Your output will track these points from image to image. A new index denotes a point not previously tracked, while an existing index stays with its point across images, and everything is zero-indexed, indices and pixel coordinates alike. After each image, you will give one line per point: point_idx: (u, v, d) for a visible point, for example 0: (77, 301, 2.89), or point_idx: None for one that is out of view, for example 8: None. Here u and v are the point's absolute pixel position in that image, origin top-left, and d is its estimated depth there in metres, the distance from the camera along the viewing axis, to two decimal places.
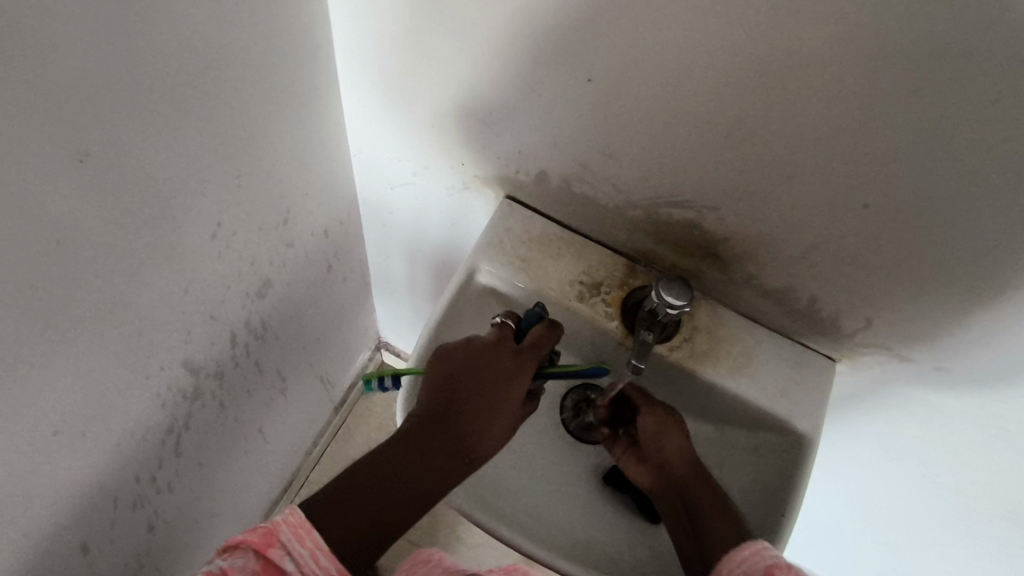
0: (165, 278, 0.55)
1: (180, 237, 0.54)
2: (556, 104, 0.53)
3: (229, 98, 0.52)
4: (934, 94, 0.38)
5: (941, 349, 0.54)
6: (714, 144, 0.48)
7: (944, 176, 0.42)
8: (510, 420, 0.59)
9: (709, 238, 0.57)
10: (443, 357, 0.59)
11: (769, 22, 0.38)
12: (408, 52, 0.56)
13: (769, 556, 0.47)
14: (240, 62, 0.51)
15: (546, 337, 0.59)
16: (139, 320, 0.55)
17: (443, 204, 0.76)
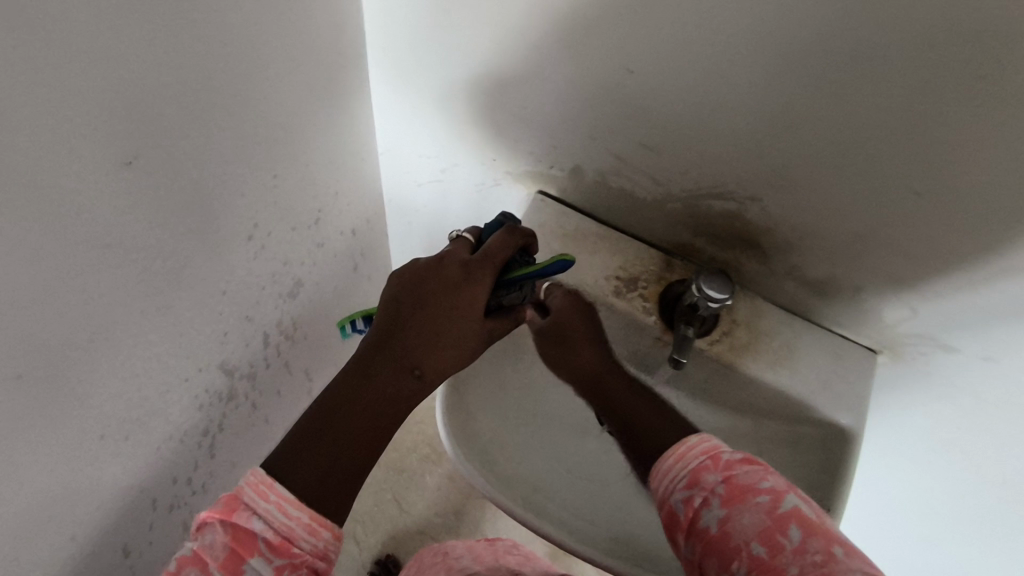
0: (208, 279, 0.55)
1: (222, 237, 0.54)
2: (595, 97, 0.53)
3: (269, 97, 0.52)
4: (991, 80, 0.37)
5: (989, 339, 0.54)
6: (759, 135, 0.48)
7: (997, 163, 0.42)
8: (465, 332, 0.56)
9: (749, 230, 0.57)
10: (394, 280, 0.58)
11: (822, 13, 0.38)
12: (445, 49, 0.56)
13: (690, 461, 0.47)
14: (279, 62, 0.51)
15: (498, 242, 0.56)
16: (183, 322, 0.55)
17: (473, 202, 0.76)
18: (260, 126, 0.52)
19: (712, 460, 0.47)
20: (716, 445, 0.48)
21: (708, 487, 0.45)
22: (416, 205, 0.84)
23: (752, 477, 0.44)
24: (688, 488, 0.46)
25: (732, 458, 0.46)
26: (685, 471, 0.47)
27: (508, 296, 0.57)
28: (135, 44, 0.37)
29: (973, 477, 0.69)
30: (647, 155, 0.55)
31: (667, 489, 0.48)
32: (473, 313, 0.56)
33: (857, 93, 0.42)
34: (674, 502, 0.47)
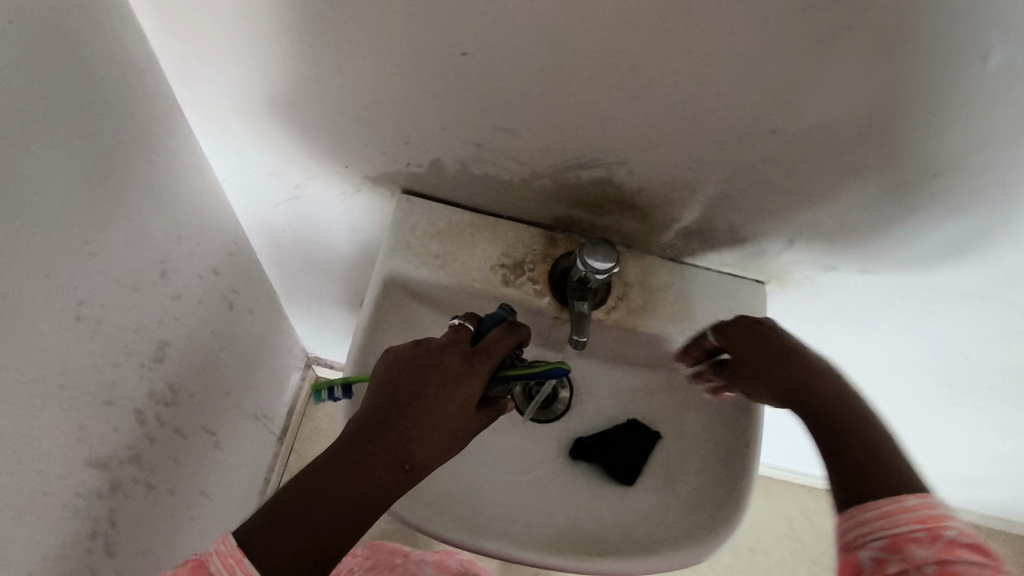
0: (35, 378, 0.47)
1: (39, 329, 0.46)
2: (432, 86, 0.48)
3: (47, 154, 0.43)
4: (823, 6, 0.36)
5: (865, 254, 0.56)
6: (609, 99, 0.46)
7: (844, 87, 0.41)
8: (457, 430, 0.50)
9: (622, 193, 0.55)
10: (391, 361, 0.52)
11: None
12: (253, 58, 0.49)
13: (939, 527, 0.40)
14: (50, 110, 0.43)
15: (501, 336, 0.53)
16: (14, 436, 0.46)
17: (338, 213, 0.70)
18: (46, 194, 0.44)
19: (930, 533, 0.39)
20: (938, 515, 0.40)
21: (916, 562, 0.39)
22: (279, 227, 0.77)
23: (970, 566, 0.38)
24: (889, 554, 0.40)
25: (953, 540, 0.39)
26: (886, 532, 0.41)
27: (495, 389, 0.55)
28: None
29: (867, 367, 0.75)
30: (503, 137, 0.52)
31: (859, 540, 0.42)
32: (466, 410, 0.51)
33: (693, 43, 0.40)
34: (862, 560, 0.41)
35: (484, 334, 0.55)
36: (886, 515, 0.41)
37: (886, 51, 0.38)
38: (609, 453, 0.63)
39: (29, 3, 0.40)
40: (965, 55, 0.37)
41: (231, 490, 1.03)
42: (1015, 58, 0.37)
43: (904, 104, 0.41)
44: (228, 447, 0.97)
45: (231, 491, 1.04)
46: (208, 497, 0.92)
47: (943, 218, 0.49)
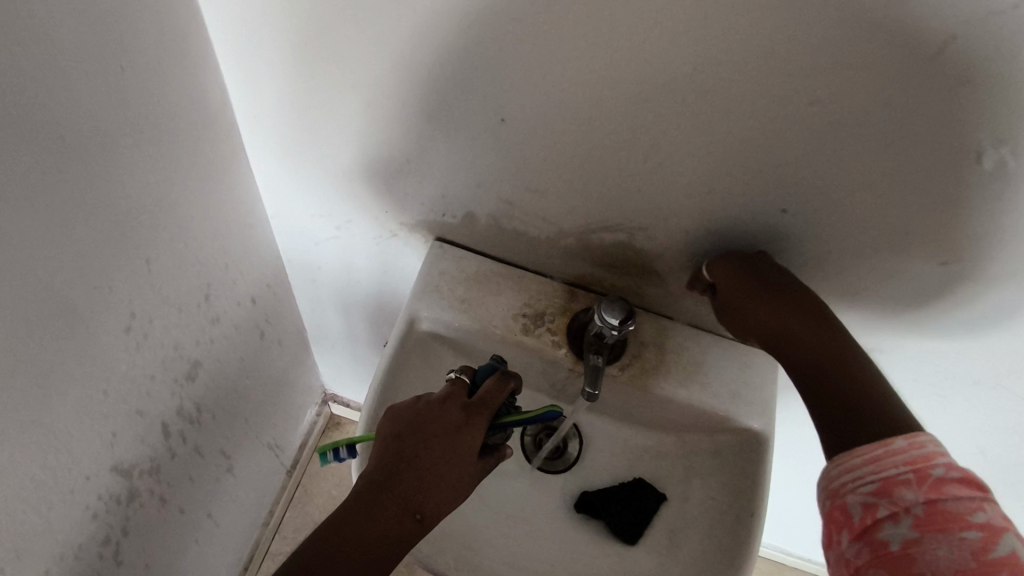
0: (81, 381, 0.51)
1: (92, 335, 0.50)
2: (471, 145, 0.53)
3: (121, 176, 0.48)
4: (830, 102, 0.39)
5: (878, 334, 0.57)
6: (632, 168, 0.50)
7: (849, 175, 0.44)
8: (463, 478, 0.53)
9: (642, 255, 0.59)
10: (394, 417, 0.55)
11: (659, 58, 0.40)
12: (314, 107, 0.55)
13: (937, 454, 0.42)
14: (131, 143, 0.48)
15: (497, 387, 0.56)
16: (54, 434, 0.50)
17: (372, 254, 0.74)
18: (115, 211, 0.49)
19: (918, 475, 0.41)
20: (928, 453, 0.42)
21: (902, 503, 0.40)
22: (317, 264, 0.81)
23: (964, 506, 0.39)
24: (878, 496, 0.41)
25: (943, 478, 0.40)
26: (876, 477, 0.42)
27: (494, 436, 0.57)
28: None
29: None
30: (532, 195, 0.56)
31: (843, 485, 0.43)
32: (471, 458, 0.53)
33: (712, 122, 0.43)
34: (851, 504, 0.43)
35: (480, 385, 0.57)
36: (893, 453, 0.42)
37: (891, 139, 0.40)
38: (613, 510, 0.64)
39: (135, 53, 0.46)
40: (960, 150, 0.39)
41: (237, 516, 1.04)
42: (1008, 160, 0.38)
43: (908, 193, 0.43)
44: (241, 472, 0.99)
45: (237, 518, 1.05)
46: (214, 520, 0.93)
47: (949, 304, 0.51)
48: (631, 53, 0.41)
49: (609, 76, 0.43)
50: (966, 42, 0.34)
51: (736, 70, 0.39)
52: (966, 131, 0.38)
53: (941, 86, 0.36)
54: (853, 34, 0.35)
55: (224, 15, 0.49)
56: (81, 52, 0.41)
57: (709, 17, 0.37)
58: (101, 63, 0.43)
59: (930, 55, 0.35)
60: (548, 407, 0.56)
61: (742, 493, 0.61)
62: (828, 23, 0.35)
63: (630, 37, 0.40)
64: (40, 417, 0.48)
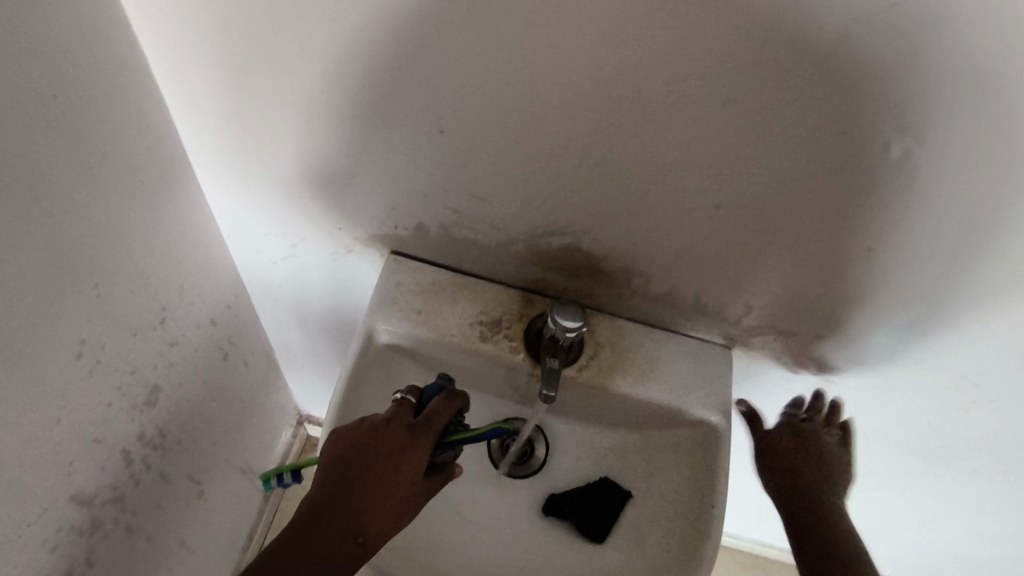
0: (32, 412, 0.51)
1: (41, 365, 0.50)
2: (414, 158, 0.54)
3: (64, 201, 0.48)
4: (745, 102, 0.41)
5: (820, 323, 0.60)
6: (571, 174, 0.51)
7: (772, 170, 0.46)
8: (407, 497, 0.54)
9: (591, 258, 0.60)
10: (338, 439, 0.55)
11: (582, 66, 0.42)
12: (258, 127, 0.55)
13: None
14: (72, 170, 0.48)
15: (442, 406, 0.57)
16: (6, 467, 0.49)
17: (329, 271, 0.75)
18: (60, 237, 0.49)
19: None
20: None
21: None
22: (276, 283, 0.81)
23: None
24: None
25: None
26: None
27: (441, 456, 0.58)
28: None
29: None
30: (479, 204, 0.57)
31: None
32: (415, 477, 0.54)
33: (641, 124, 0.45)
34: None
35: (426, 403, 0.58)
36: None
37: (809, 133, 0.42)
38: (580, 509, 0.65)
39: (69, 81, 0.46)
40: (871, 142, 0.41)
41: (210, 543, 1.03)
42: (913, 148, 0.41)
43: (828, 186, 0.45)
44: (212, 498, 0.98)
45: (212, 545, 1.04)
46: (186, 548, 0.92)
47: (881, 289, 0.53)
48: (558, 59, 0.42)
49: (539, 82, 0.44)
50: (865, 36, 0.36)
51: (657, 72, 0.41)
52: (873, 122, 0.40)
53: (847, 79, 0.38)
54: (758, 36, 0.37)
55: (160, 40, 0.49)
56: (14, 78, 0.41)
57: (623, 26, 0.39)
58: (35, 94, 0.43)
59: (833, 50, 0.37)
60: (494, 424, 0.57)
61: (704, 484, 0.63)
62: (738, 23, 0.37)
63: (552, 46, 0.41)
64: None
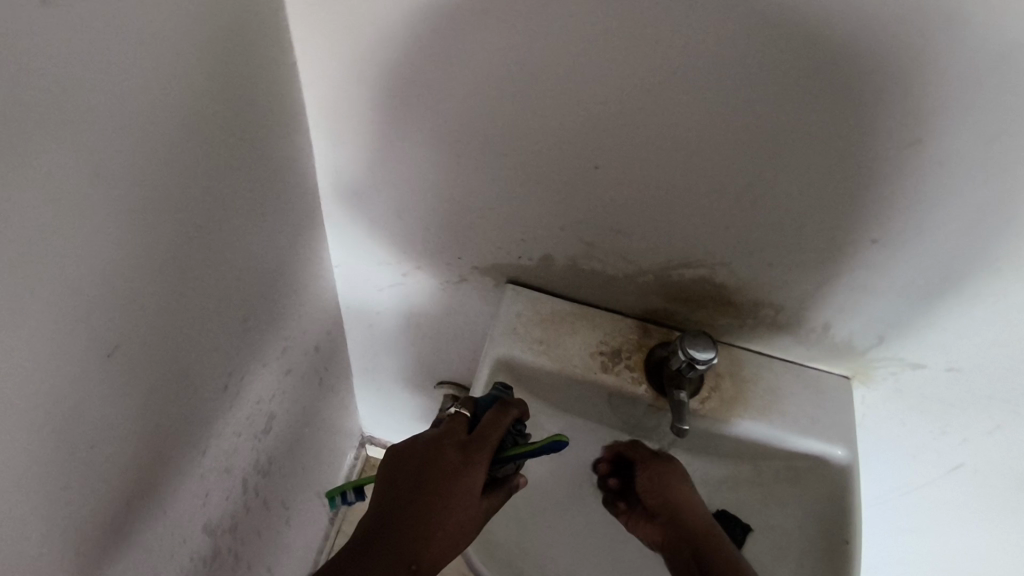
0: (192, 428, 0.52)
1: (202, 383, 0.52)
2: (557, 188, 0.56)
3: (229, 227, 0.50)
4: (916, 125, 0.43)
5: (954, 353, 0.59)
6: (719, 204, 0.53)
7: (933, 195, 0.47)
8: (462, 521, 0.52)
9: (721, 289, 0.61)
10: (392, 458, 0.55)
11: (755, 97, 0.44)
12: (407, 158, 0.58)
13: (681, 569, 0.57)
14: (242, 194, 0.50)
15: (496, 423, 0.54)
16: (166, 483, 0.50)
17: (437, 302, 0.75)
18: (220, 267, 0.50)
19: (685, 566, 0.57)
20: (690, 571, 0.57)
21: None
22: (375, 311, 0.82)
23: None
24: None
25: None
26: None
27: (503, 469, 0.55)
28: (87, 163, 0.34)
29: (947, 465, 0.75)
30: (615, 235, 0.59)
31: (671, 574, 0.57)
32: (472, 500, 0.52)
33: (801, 153, 0.47)
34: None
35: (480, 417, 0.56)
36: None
37: (978, 159, 0.44)
38: None
39: (257, 111, 0.49)
40: None
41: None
42: None
43: (990, 209, 0.46)
44: (297, 526, 0.97)
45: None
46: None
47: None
48: (724, 85, 0.44)
49: (703, 109, 0.46)
50: None
51: (832, 101, 0.43)
52: None
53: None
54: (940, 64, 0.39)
55: (332, 76, 0.53)
56: (213, 110, 0.44)
57: (803, 57, 0.41)
58: (230, 122, 0.46)
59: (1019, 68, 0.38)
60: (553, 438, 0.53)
61: (835, 521, 0.61)
62: (917, 49, 0.39)
63: (727, 77, 0.43)
64: (159, 461, 0.49)
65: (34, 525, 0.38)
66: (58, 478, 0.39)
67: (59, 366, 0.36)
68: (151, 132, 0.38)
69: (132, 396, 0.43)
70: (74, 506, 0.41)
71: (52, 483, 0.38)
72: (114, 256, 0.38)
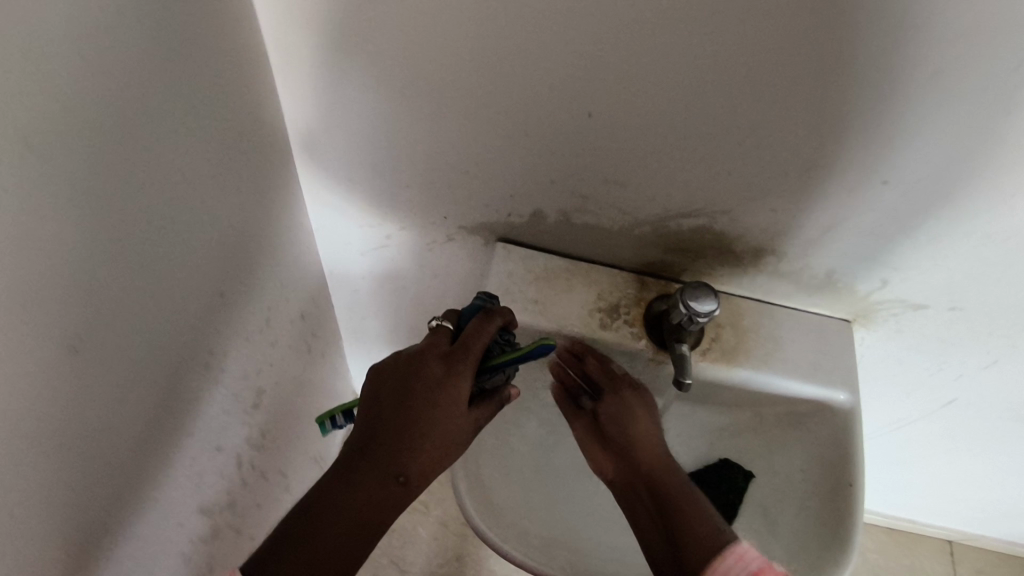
0: (175, 413, 0.49)
1: (182, 367, 0.49)
2: (547, 140, 0.52)
3: (196, 199, 0.46)
4: (931, 57, 0.40)
5: (957, 292, 0.58)
6: (720, 151, 0.50)
7: (945, 131, 0.44)
8: (450, 432, 0.50)
9: (721, 238, 0.58)
10: (375, 376, 0.53)
11: (758, 33, 0.41)
12: (383, 112, 0.54)
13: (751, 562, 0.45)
14: (205, 163, 0.46)
15: (477, 329, 0.51)
16: (155, 472, 0.48)
17: (424, 263, 0.72)
18: (190, 242, 0.47)
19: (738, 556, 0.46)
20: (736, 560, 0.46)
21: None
22: (359, 275, 0.78)
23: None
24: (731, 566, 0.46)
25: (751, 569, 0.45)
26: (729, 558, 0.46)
27: (491, 379, 0.52)
28: (18, 139, 0.30)
29: (943, 399, 0.76)
30: (610, 187, 0.56)
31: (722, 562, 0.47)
32: (459, 411, 0.50)
33: (808, 93, 0.44)
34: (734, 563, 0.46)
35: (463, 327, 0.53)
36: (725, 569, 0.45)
37: (998, 90, 0.41)
38: None
39: (212, 70, 0.44)
40: None
41: None
42: None
43: (1005, 143, 0.44)
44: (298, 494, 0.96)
45: None
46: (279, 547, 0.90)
47: None
48: (723, 22, 0.40)
49: (700, 49, 0.42)
50: None
51: (841, 34, 0.40)
52: None
53: None
54: None
55: (295, 26, 0.48)
56: (161, 74, 0.40)
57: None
58: (181, 86, 0.42)
59: None
60: (540, 341, 0.51)
61: (839, 465, 0.61)
62: None
63: (728, 12, 0.40)
64: (145, 450, 0.46)
65: (17, 534, 0.36)
66: (37, 484, 0.37)
67: (21, 369, 0.34)
68: (87, 104, 0.34)
69: (105, 388, 0.40)
70: (58, 509, 0.39)
71: (31, 489, 0.36)
72: (67, 244, 0.35)
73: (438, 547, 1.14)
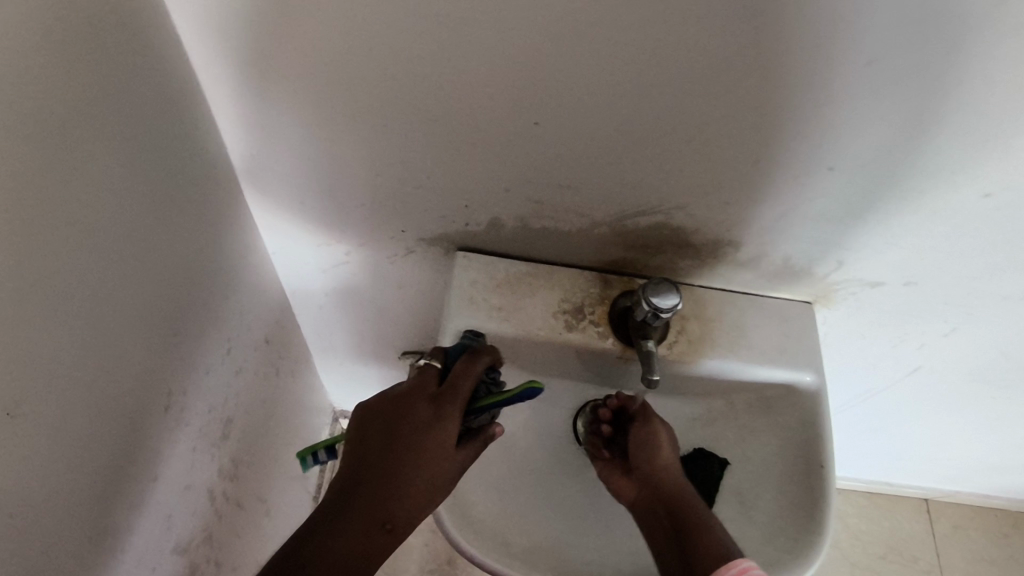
0: (137, 458, 0.48)
1: (139, 409, 0.48)
2: (496, 150, 0.52)
3: (137, 237, 0.45)
4: (863, 48, 0.40)
5: (910, 268, 0.59)
6: (668, 151, 0.50)
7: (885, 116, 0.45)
8: (437, 476, 0.50)
9: (678, 233, 0.58)
10: (361, 417, 0.53)
11: (694, 35, 0.41)
12: (326, 132, 0.53)
13: None
14: (144, 199, 0.45)
15: (464, 371, 0.52)
16: (120, 521, 0.47)
17: (385, 277, 0.72)
18: (135, 282, 0.45)
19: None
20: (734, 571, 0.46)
21: None
22: (321, 294, 0.77)
23: None
24: None
25: None
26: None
27: (476, 419, 0.53)
28: None
29: (905, 368, 0.77)
30: (563, 192, 0.55)
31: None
32: (448, 454, 0.50)
33: (749, 89, 0.44)
34: None
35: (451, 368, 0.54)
36: None
37: (931, 74, 0.41)
38: None
39: (142, 104, 0.43)
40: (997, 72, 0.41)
41: None
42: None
43: (942, 123, 0.45)
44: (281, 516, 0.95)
45: None
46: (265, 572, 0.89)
47: (977, 224, 0.53)
48: (658, 23, 0.40)
49: (639, 51, 0.42)
50: None
51: (774, 33, 0.40)
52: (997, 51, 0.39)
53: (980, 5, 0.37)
54: None
55: (225, 51, 0.46)
56: (82, 114, 0.38)
57: None
58: (109, 125, 0.40)
59: None
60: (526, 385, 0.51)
61: (809, 445, 0.62)
62: None
63: (662, 16, 0.40)
64: (107, 500, 0.45)
65: None
66: None
67: None
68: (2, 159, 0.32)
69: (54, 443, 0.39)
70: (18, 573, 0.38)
71: None
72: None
73: (428, 553, 1.14)
